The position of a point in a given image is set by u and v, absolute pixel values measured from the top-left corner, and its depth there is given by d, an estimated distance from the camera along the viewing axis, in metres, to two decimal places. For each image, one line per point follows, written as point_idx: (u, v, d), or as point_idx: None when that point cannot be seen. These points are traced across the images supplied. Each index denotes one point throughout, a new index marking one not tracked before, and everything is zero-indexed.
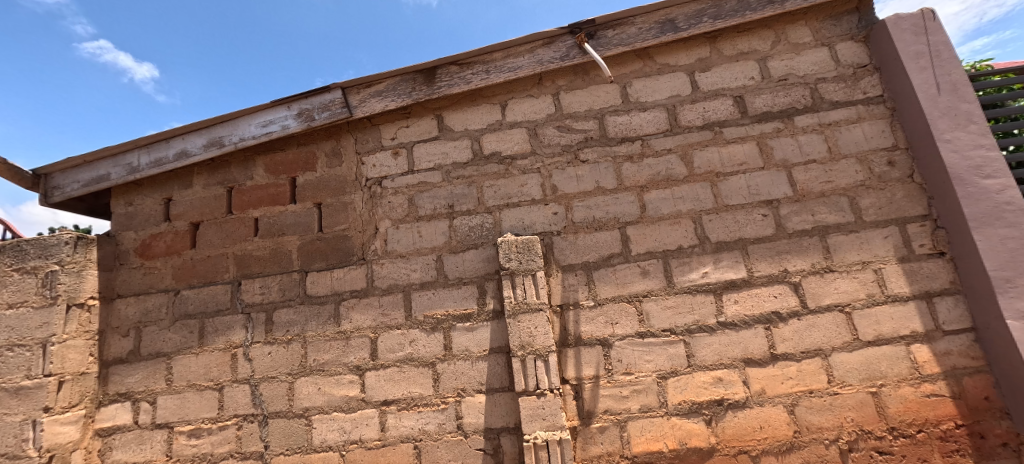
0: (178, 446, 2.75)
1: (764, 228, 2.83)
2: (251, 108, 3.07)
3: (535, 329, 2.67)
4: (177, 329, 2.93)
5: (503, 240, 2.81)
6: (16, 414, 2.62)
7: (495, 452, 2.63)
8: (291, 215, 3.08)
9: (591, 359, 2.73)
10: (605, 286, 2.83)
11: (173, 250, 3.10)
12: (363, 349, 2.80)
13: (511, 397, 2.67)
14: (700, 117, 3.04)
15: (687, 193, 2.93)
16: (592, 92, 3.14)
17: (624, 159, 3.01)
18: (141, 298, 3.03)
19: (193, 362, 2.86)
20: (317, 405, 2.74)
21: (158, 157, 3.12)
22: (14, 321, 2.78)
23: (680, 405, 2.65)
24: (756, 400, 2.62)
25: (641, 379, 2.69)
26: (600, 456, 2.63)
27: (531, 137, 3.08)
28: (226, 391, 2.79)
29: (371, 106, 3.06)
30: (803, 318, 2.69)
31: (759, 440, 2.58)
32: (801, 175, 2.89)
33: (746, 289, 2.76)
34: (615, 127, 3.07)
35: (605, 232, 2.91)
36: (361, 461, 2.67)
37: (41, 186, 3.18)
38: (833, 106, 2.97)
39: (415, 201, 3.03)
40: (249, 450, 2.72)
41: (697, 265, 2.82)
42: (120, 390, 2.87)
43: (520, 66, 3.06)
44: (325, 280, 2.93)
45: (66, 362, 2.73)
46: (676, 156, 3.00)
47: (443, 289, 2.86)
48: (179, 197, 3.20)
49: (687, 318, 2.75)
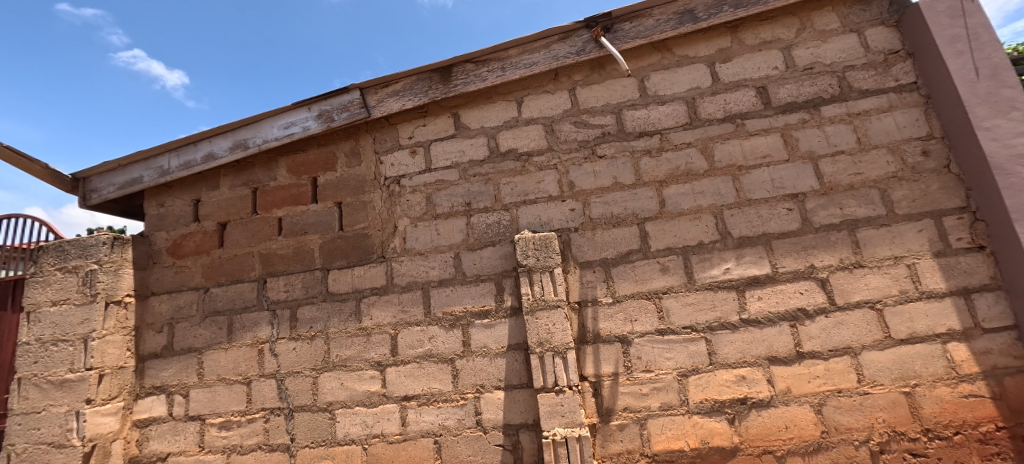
0: (209, 437, 2.87)
1: (789, 222, 2.75)
2: (273, 110, 3.15)
3: (553, 326, 2.67)
4: (207, 325, 3.05)
5: (521, 237, 2.81)
6: (61, 405, 2.78)
7: (514, 448, 2.64)
8: (313, 214, 3.16)
9: (609, 356, 2.72)
10: (623, 282, 2.81)
11: (202, 249, 3.22)
12: (383, 346, 2.85)
13: (529, 393, 2.68)
14: (721, 110, 2.97)
15: (707, 187, 2.87)
16: (609, 87, 3.10)
17: (643, 153, 2.97)
18: (173, 295, 3.16)
19: (223, 357, 2.97)
20: (340, 400, 2.81)
21: (187, 160, 3.24)
22: (59, 318, 2.94)
23: (701, 403, 2.61)
24: (782, 399, 2.56)
25: (661, 377, 2.66)
26: (620, 454, 2.61)
27: (548, 133, 3.07)
28: (254, 385, 2.89)
29: (389, 106, 3.10)
30: (830, 315, 2.60)
31: (785, 440, 2.52)
32: (827, 167, 2.79)
33: (770, 286, 2.69)
34: (633, 121, 3.03)
35: (623, 228, 2.88)
36: (383, 454, 2.72)
37: (80, 189, 3.35)
38: (862, 95, 2.85)
39: (433, 199, 3.06)
40: (276, 442, 2.81)
41: (718, 261, 2.76)
42: (156, 383, 3.00)
43: (536, 62, 3.05)
44: (347, 277, 3.00)
45: (106, 356, 2.88)
46: (696, 150, 2.94)
47: (461, 286, 2.89)
48: (207, 198, 3.32)
49: (709, 315, 2.70)
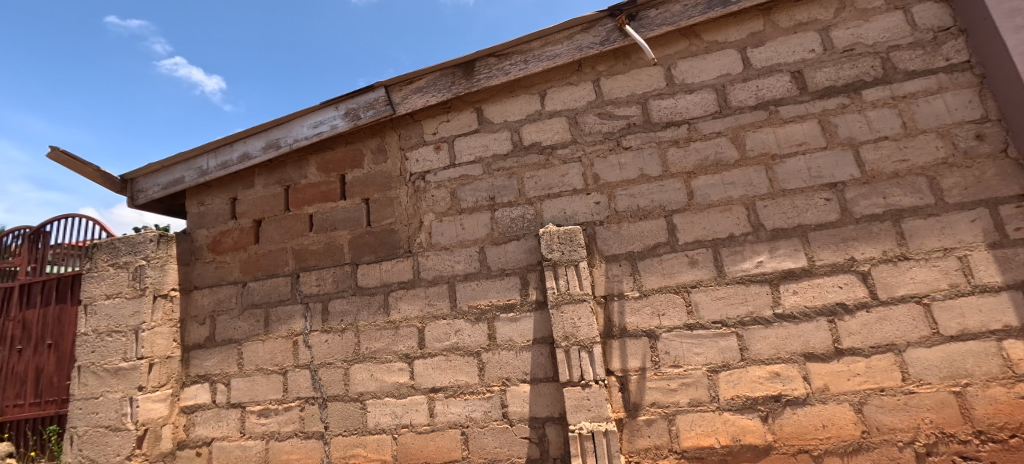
0: (250, 424, 3.02)
1: (827, 213, 2.62)
2: (303, 110, 3.25)
3: (579, 320, 2.65)
4: (246, 317, 3.19)
5: (545, 231, 2.80)
6: (116, 391, 2.99)
7: (541, 441, 2.66)
8: (342, 210, 3.25)
9: (636, 350, 2.68)
10: (650, 276, 2.76)
11: (240, 245, 3.37)
12: (411, 338, 2.92)
13: (555, 387, 2.68)
14: (753, 97, 2.86)
15: (739, 178, 2.78)
16: (634, 76, 3.03)
17: (670, 144, 2.90)
18: (214, 289, 3.33)
19: (261, 348, 3.11)
20: (370, 390, 2.90)
21: (224, 160, 3.39)
22: (112, 310, 3.16)
23: (732, 400, 2.55)
24: (819, 397, 2.47)
25: (690, 372, 2.61)
26: (648, 449, 2.58)
27: (572, 126, 3.04)
28: (290, 375, 3.02)
29: (413, 102, 3.14)
30: (872, 310, 2.48)
31: (822, 439, 2.43)
32: (869, 154, 2.64)
33: (807, 280, 2.58)
34: (660, 111, 2.95)
35: (650, 221, 2.82)
36: (412, 444, 2.80)
37: (129, 190, 3.57)
38: (908, 77, 2.68)
39: (457, 194, 3.09)
40: (311, 430, 2.93)
41: (750, 254, 2.67)
42: (200, 372, 3.18)
43: (559, 54, 3.01)
44: (375, 272, 3.07)
45: (155, 346, 3.07)
46: (726, 140, 2.84)
47: (487, 280, 2.91)
48: (243, 197, 3.46)
49: (741, 309, 2.63)
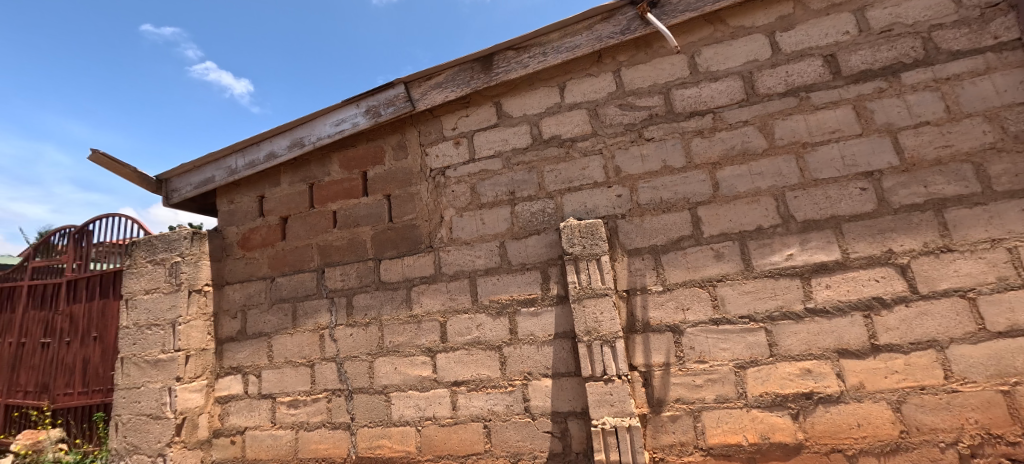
0: (280, 414, 3.12)
1: (862, 204, 2.50)
2: (326, 109, 3.31)
3: (601, 314, 2.63)
4: (274, 311, 3.30)
5: (566, 225, 2.77)
6: (156, 381, 3.14)
7: (563, 435, 2.66)
8: (365, 207, 3.30)
9: (660, 345, 2.64)
10: (675, 270, 2.70)
11: (267, 242, 3.48)
12: (433, 332, 2.95)
13: (578, 382, 2.67)
14: (782, 83, 2.75)
15: (767, 168, 2.68)
16: (656, 66, 2.96)
17: (694, 134, 2.82)
18: (244, 284, 3.44)
19: (289, 341, 3.21)
20: (394, 383, 2.95)
21: (251, 159, 3.50)
22: (151, 305, 3.32)
23: (761, 397, 2.48)
24: (853, 395, 2.37)
25: (716, 368, 2.55)
26: (672, 445, 2.54)
27: (592, 118, 2.99)
28: (317, 367, 3.10)
29: (433, 98, 3.15)
30: (912, 304, 2.36)
31: (857, 439, 2.34)
32: (908, 140, 2.50)
33: (840, 273, 2.47)
34: (683, 101, 2.88)
35: (674, 214, 2.76)
36: (435, 436, 2.84)
37: (164, 190, 3.73)
38: (951, 57, 2.52)
39: (477, 189, 3.10)
40: (338, 421, 3.01)
41: (780, 247, 2.58)
42: (233, 364, 3.30)
43: (579, 44, 2.96)
44: (397, 267, 3.12)
45: (190, 339, 3.21)
46: (754, 129, 2.74)
47: (507, 275, 2.91)
48: (270, 195, 3.57)
49: (770, 303, 2.54)
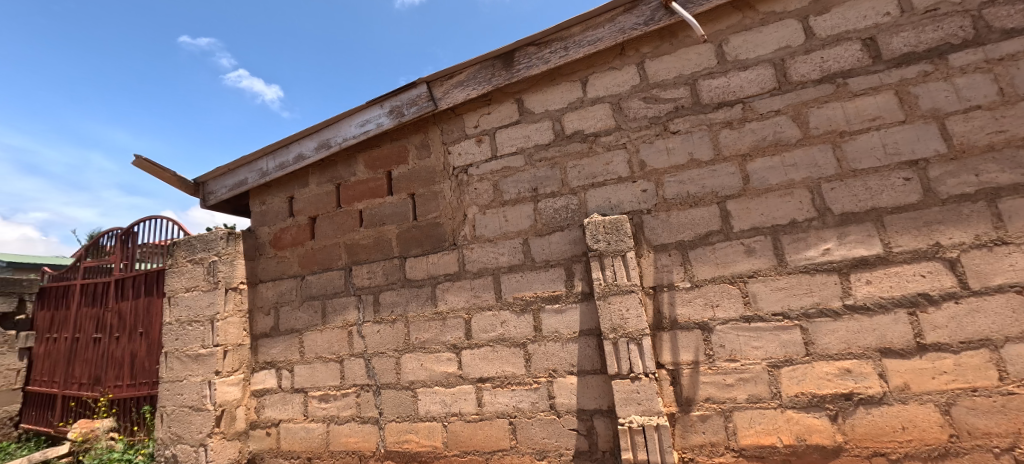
0: (312, 408, 3.23)
1: (906, 194, 2.36)
2: (351, 110, 3.39)
3: (627, 312, 2.59)
4: (305, 309, 3.40)
5: (590, 221, 2.74)
6: (197, 375, 3.30)
7: (589, 433, 2.63)
8: (390, 206, 3.36)
9: (689, 343, 2.58)
10: (703, 266, 2.63)
11: (298, 241, 3.59)
12: (458, 329, 2.98)
13: (603, 379, 2.64)
14: (817, 70, 2.62)
15: (801, 159, 2.57)
16: (681, 56, 2.88)
17: (722, 126, 2.73)
18: (276, 282, 3.56)
19: (320, 337, 3.30)
20: (421, 379, 3.00)
21: (281, 161, 3.62)
22: (191, 302, 3.48)
23: (797, 397, 2.38)
24: (897, 396, 2.25)
25: (748, 367, 2.47)
26: (702, 446, 2.48)
27: (615, 112, 2.94)
28: (347, 363, 3.19)
29: (455, 96, 3.17)
30: (962, 301, 2.21)
31: (901, 442, 2.22)
32: (957, 126, 2.35)
33: (882, 268, 2.35)
34: (710, 91, 2.79)
35: (702, 208, 2.68)
36: (461, 432, 2.87)
37: (201, 192, 3.91)
38: (1006, 36, 2.34)
39: (500, 186, 3.10)
40: (367, 415, 3.08)
41: (816, 241, 2.47)
42: (267, 359, 3.43)
43: (601, 38, 2.91)
44: (422, 265, 3.16)
45: (228, 335, 3.35)
46: (787, 118, 2.63)
47: (531, 272, 2.90)
48: (300, 195, 3.68)
49: (805, 300, 2.44)
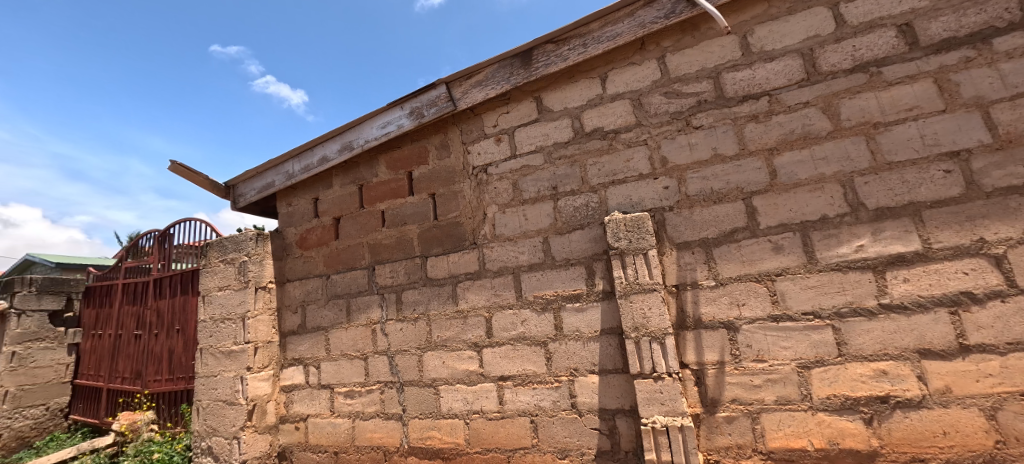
0: (339, 403, 3.31)
1: (946, 188, 2.24)
2: (372, 112, 3.45)
3: (649, 310, 2.55)
4: (331, 307, 3.49)
5: (610, 219, 2.71)
6: (230, 371, 3.43)
7: (611, 433, 2.61)
8: (411, 206, 3.40)
9: (713, 342, 2.52)
10: (728, 264, 2.56)
11: (323, 241, 3.68)
12: (479, 328, 3.00)
13: (625, 379, 2.61)
14: (848, 59, 2.51)
15: (832, 152, 2.47)
16: (704, 49, 2.81)
17: (747, 119, 2.66)
18: (303, 281, 3.67)
19: (345, 335, 3.38)
20: (443, 377, 3.04)
21: (307, 164, 3.72)
22: (224, 300, 3.62)
23: (829, 399, 2.30)
24: (938, 400, 2.14)
25: (776, 368, 2.40)
26: (728, 448, 2.43)
27: (635, 108, 2.89)
28: (371, 360, 3.25)
29: (473, 96, 3.18)
30: (1009, 300, 2.09)
31: (942, 448, 2.12)
32: (1003, 114, 2.21)
33: (920, 266, 2.24)
34: (734, 84, 2.71)
35: (726, 205, 2.62)
36: (483, 430, 2.89)
37: (231, 195, 4.05)
38: None
39: (519, 185, 3.10)
40: (391, 411, 3.15)
41: (848, 238, 2.37)
42: (295, 356, 3.54)
43: (620, 33, 2.87)
44: (443, 263, 3.19)
45: (258, 332, 3.47)
46: (816, 110, 2.53)
47: (552, 270, 2.89)
48: (324, 197, 3.77)
49: (837, 299, 2.35)
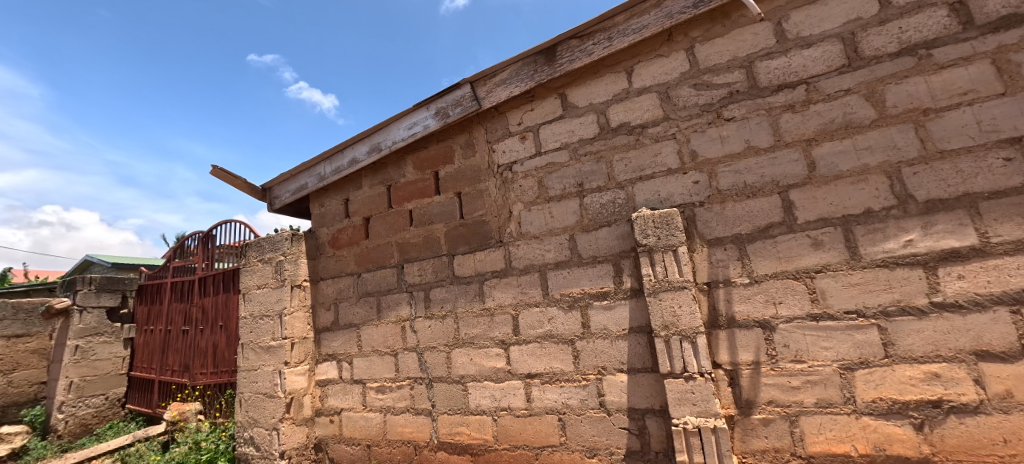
0: (371, 398, 3.40)
1: (1006, 177, 2.08)
2: (399, 114, 3.51)
3: (679, 308, 2.49)
4: (362, 304, 3.59)
5: (638, 216, 2.66)
6: (269, 365, 3.58)
7: (641, 433, 2.57)
8: (438, 205, 3.45)
9: (748, 342, 2.43)
10: (763, 260, 2.47)
11: (354, 241, 3.78)
12: (506, 325, 3.01)
13: (655, 378, 2.56)
14: (894, 42, 2.36)
15: (877, 141, 2.33)
16: (735, 38, 2.70)
17: (783, 110, 2.54)
18: (335, 280, 3.78)
19: (376, 332, 3.47)
20: (471, 374, 3.07)
21: (337, 166, 3.83)
22: (263, 298, 3.79)
23: (874, 403, 2.18)
24: (997, 405, 2.00)
25: (817, 369, 2.29)
26: (765, 451, 2.34)
27: (663, 101, 2.82)
28: (401, 356, 3.33)
29: (498, 95, 3.19)
30: None
31: (1002, 457, 1.97)
32: None
33: (977, 261, 2.08)
34: (768, 73, 2.60)
35: (760, 199, 2.52)
36: (511, 427, 2.91)
37: (268, 197, 4.22)
38: None
39: (545, 182, 3.08)
40: (421, 407, 3.21)
41: (896, 233, 2.23)
42: (330, 351, 3.66)
43: (646, 25, 2.80)
44: (469, 262, 3.22)
45: (294, 328, 3.62)
46: (859, 97, 2.39)
47: (579, 268, 2.87)
48: (354, 197, 3.87)
49: (883, 297, 2.22)
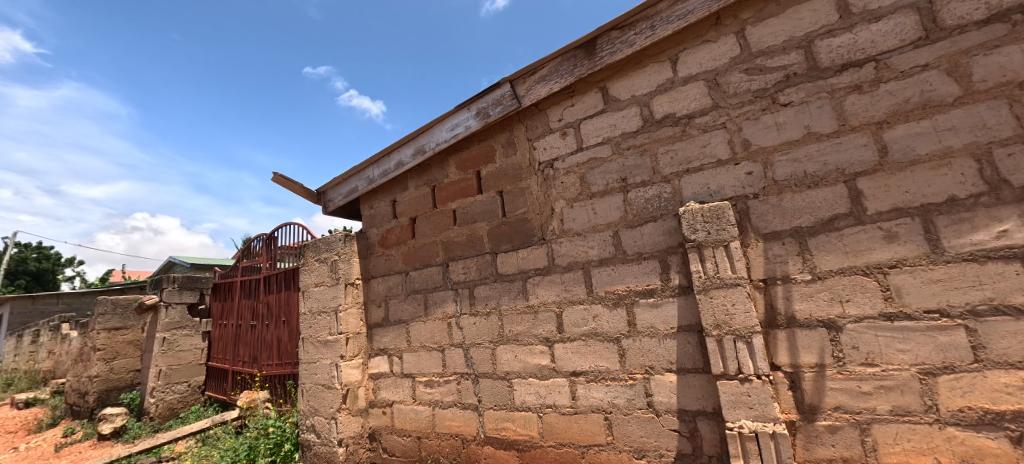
0: (420, 392, 3.52)
1: None
2: (441, 116, 3.60)
3: (733, 306, 2.37)
4: (411, 301, 3.71)
5: (686, 209, 2.54)
6: (328, 358, 3.80)
7: (692, 435, 2.48)
8: (480, 203, 3.49)
9: (809, 343, 2.26)
10: (827, 255, 2.28)
11: (402, 240, 3.92)
12: (550, 323, 3.00)
13: (707, 379, 2.46)
14: (982, 8, 2.09)
15: (961, 121, 2.08)
16: (792, 16, 2.51)
17: (848, 91, 2.33)
18: (386, 278, 3.94)
19: (424, 328, 3.58)
20: (515, 370, 3.10)
21: (385, 168, 3.99)
22: (320, 295, 4.02)
23: (961, 413, 1.96)
24: None
25: (892, 373, 2.09)
26: (831, 460, 2.17)
27: (711, 89, 2.68)
28: (448, 352, 3.42)
29: (538, 92, 3.18)
30: None
31: None
32: None
33: None
34: (830, 52, 2.39)
35: (823, 189, 2.33)
36: (557, 424, 2.90)
37: (323, 200, 4.47)
38: None
39: (587, 178, 3.03)
40: (468, 401, 3.28)
41: (986, 223, 1.99)
42: (381, 346, 3.82)
43: (692, 10, 2.68)
44: (513, 259, 3.24)
45: (349, 324, 3.81)
46: (939, 73, 2.15)
47: (623, 265, 2.80)
48: (402, 198, 4.00)
49: (971, 295, 1.99)
